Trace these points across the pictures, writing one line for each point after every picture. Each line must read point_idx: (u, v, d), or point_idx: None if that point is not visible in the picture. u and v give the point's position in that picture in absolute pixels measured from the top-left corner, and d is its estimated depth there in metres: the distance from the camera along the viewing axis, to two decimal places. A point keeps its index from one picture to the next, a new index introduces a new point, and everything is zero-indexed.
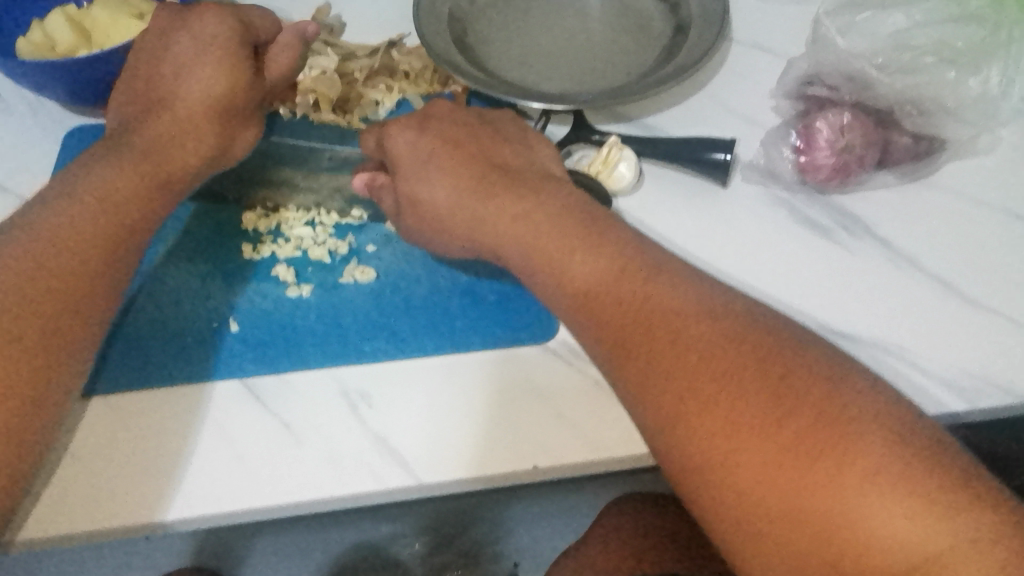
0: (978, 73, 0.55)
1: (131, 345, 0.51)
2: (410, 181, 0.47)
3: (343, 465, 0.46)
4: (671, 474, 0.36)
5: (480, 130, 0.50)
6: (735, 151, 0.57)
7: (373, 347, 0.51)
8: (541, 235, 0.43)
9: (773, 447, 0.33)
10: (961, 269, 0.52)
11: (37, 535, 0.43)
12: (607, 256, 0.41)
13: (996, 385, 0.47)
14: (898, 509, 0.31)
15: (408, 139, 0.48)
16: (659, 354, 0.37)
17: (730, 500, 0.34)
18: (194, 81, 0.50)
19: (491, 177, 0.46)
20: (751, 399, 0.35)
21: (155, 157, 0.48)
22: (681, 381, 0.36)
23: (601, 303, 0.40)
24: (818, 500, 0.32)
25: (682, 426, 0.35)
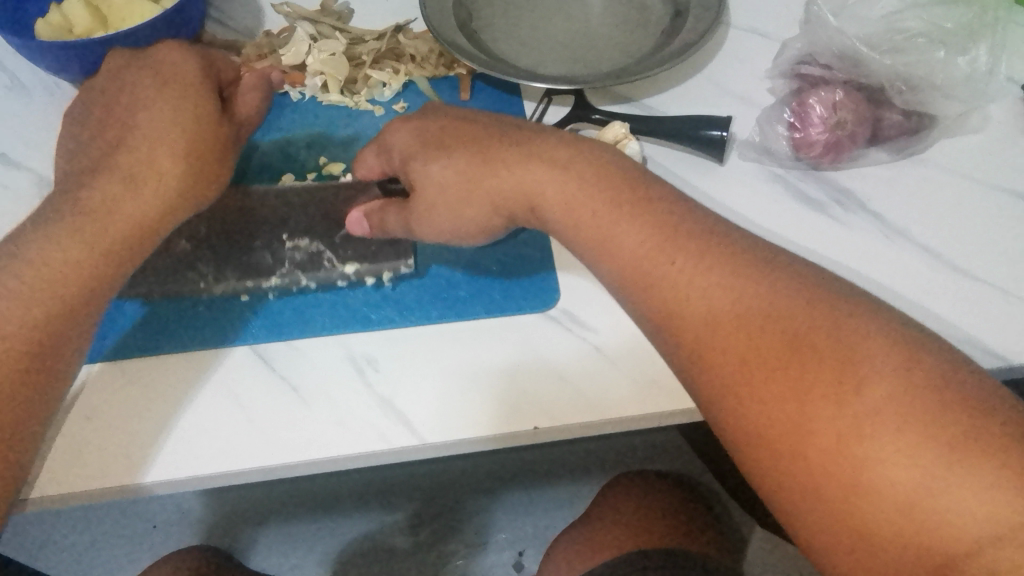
0: (965, 53, 0.58)
1: (145, 313, 0.52)
2: (419, 164, 0.47)
3: (351, 425, 0.48)
4: (735, 444, 0.36)
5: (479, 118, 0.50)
6: (730, 130, 0.59)
7: (380, 315, 0.53)
8: (575, 187, 0.43)
9: (844, 413, 0.33)
10: (949, 241, 0.53)
11: (55, 490, 0.45)
12: (636, 218, 0.41)
13: (986, 349, 0.48)
14: (979, 469, 0.30)
15: (407, 138, 0.49)
16: (716, 317, 0.37)
17: (796, 468, 0.33)
18: (154, 114, 0.49)
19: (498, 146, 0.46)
20: (810, 360, 0.34)
21: (113, 207, 0.46)
22: (744, 346, 0.36)
23: (644, 270, 0.39)
24: (896, 469, 0.31)
25: (745, 391, 0.35)
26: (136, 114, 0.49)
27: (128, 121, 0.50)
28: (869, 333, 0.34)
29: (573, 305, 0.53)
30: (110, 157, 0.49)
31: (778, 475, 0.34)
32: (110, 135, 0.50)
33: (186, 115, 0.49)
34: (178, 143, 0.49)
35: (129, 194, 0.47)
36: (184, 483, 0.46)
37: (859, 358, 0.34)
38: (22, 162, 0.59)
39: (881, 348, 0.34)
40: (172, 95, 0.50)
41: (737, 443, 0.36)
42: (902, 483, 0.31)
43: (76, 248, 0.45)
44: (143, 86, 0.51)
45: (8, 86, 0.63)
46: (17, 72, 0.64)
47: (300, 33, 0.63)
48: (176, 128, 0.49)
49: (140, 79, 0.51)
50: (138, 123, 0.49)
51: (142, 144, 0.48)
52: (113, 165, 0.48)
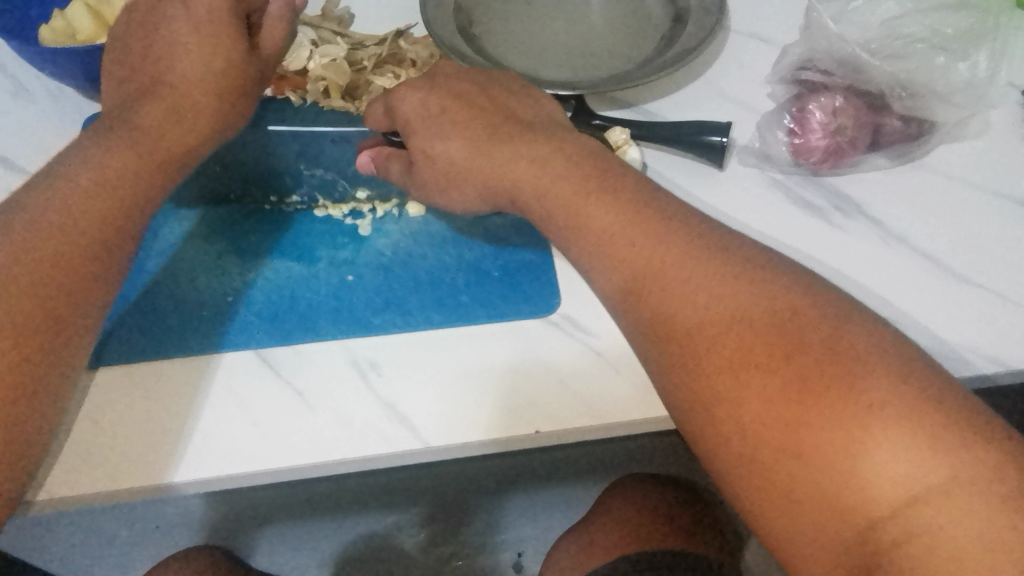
0: (966, 58, 0.58)
1: (151, 318, 0.53)
2: (426, 136, 0.47)
3: (352, 427, 0.48)
4: (681, 410, 0.38)
5: (488, 86, 0.50)
6: (730, 135, 0.59)
7: (382, 319, 0.53)
8: (558, 178, 0.44)
9: (778, 381, 0.35)
10: (948, 247, 0.54)
11: (64, 494, 0.45)
12: (629, 215, 0.41)
13: (984, 355, 0.49)
14: (904, 439, 0.32)
15: (418, 100, 0.48)
16: (669, 290, 0.38)
17: (733, 431, 0.35)
18: (188, 60, 0.48)
19: (507, 128, 0.47)
20: (753, 332, 0.36)
21: (154, 139, 0.47)
22: (693, 319, 0.37)
23: (613, 246, 0.40)
24: (823, 435, 0.33)
25: (690, 358, 0.37)
26: (169, 51, 0.48)
27: (159, 59, 0.48)
28: (850, 334, 0.35)
29: (573, 311, 0.53)
30: (144, 94, 0.48)
31: (717, 440, 0.36)
32: (139, 76, 0.49)
33: (221, 67, 0.49)
34: (212, 91, 0.49)
35: (171, 130, 0.48)
36: (185, 486, 0.47)
37: (837, 351, 0.35)
38: (26, 166, 0.59)
39: (859, 346, 0.35)
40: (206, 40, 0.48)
41: (682, 409, 0.38)
42: (864, 470, 0.32)
43: (114, 172, 0.45)
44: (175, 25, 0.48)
45: (13, 92, 0.64)
46: (23, 79, 0.64)
47: (300, 38, 0.62)
48: (209, 78, 0.48)
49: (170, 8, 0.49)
50: (171, 64, 0.48)
51: (179, 86, 0.48)
52: (149, 101, 0.48)
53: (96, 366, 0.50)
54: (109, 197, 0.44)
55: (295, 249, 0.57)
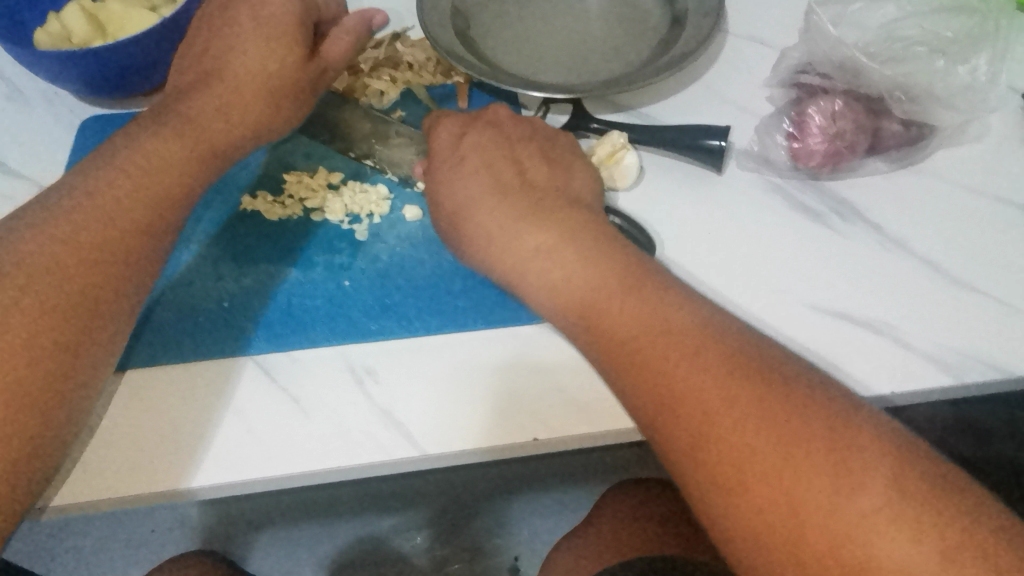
0: (966, 62, 0.58)
1: (147, 323, 0.52)
2: (444, 180, 0.52)
3: (349, 436, 0.48)
4: (685, 478, 0.38)
5: (526, 144, 0.53)
6: (729, 139, 0.59)
7: (379, 325, 0.53)
8: (571, 263, 0.45)
9: (785, 452, 0.35)
10: (948, 252, 0.53)
11: (58, 502, 0.45)
12: (632, 299, 0.42)
13: (984, 361, 0.48)
14: (906, 511, 0.33)
15: (449, 172, 0.52)
16: (674, 360, 0.39)
17: (739, 501, 0.35)
18: (251, 57, 0.54)
19: (524, 195, 0.50)
20: (760, 404, 0.37)
21: (198, 131, 0.52)
22: (699, 387, 0.38)
23: (617, 314, 0.42)
24: (831, 505, 0.33)
25: (695, 425, 0.37)
26: (235, 48, 0.54)
27: (225, 55, 0.54)
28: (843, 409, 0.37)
29: None
30: (202, 85, 0.54)
31: (723, 510, 0.36)
32: (203, 65, 0.55)
33: (280, 65, 0.55)
34: (264, 89, 0.54)
35: (217, 121, 0.53)
36: (182, 495, 0.46)
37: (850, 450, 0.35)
38: (20, 170, 0.59)
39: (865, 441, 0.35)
40: (272, 41, 0.55)
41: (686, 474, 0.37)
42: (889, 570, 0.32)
43: (158, 157, 0.49)
44: (242, 28, 0.55)
45: (8, 95, 0.63)
46: (17, 82, 0.64)
47: None
48: (266, 74, 0.54)
49: (238, 15, 0.55)
50: (233, 59, 0.54)
51: (235, 82, 0.54)
52: (207, 92, 0.53)
53: (123, 370, 0.50)
54: (155, 183, 0.48)
55: (292, 254, 0.57)
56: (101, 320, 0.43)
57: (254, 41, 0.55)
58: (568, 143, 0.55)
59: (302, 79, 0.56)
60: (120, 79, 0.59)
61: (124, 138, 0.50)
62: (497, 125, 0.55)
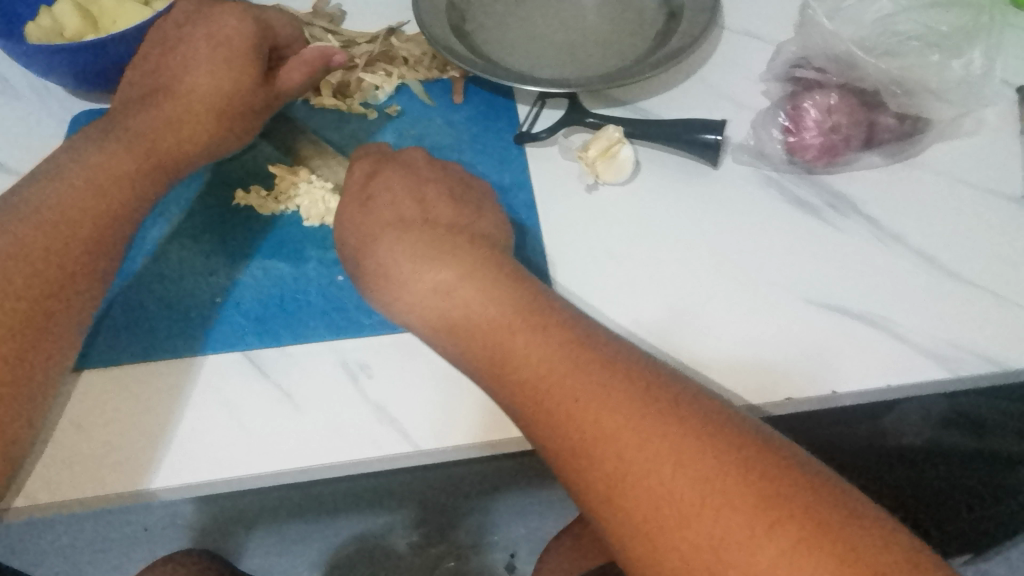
0: (961, 56, 0.58)
1: (138, 319, 0.52)
2: (354, 224, 0.50)
3: (341, 432, 0.48)
4: (590, 496, 0.36)
5: (446, 179, 0.52)
6: (724, 133, 0.59)
7: (373, 320, 0.52)
8: (484, 303, 0.44)
9: (692, 474, 0.34)
10: (943, 246, 0.53)
11: (49, 499, 0.45)
12: (538, 335, 0.41)
13: (979, 354, 0.48)
14: (809, 555, 0.31)
15: (358, 221, 0.50)
16: (586, 375, 0.39)
17: (639, 522, 0.34)
18: (203, 76, 0.54)
19: (440, 231, 0.48)
20: (673, 427, 0.36)
21: (148, 151, 0.52)
22: (606, 403, 0.37)
23: (530, 327, 0.42)
24: (731, 538, 0.32)
25: (603, 442, 0.36)
26: (189, 66, 0.54)
27: (180, 70, 0.55)
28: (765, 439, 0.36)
29: None
30: (156, 101, 0.54)
31: (624, 529, 0.35)
32: (157, 78, 0.55)
33: (232, 87, 0.55)
34: (212, 110, 0.54)
35: (166, 138, 0.53)
36: (171, 492, 0.46)
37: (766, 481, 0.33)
38: (10, 165, 0.58)
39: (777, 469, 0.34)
40: (222, 63, 0.54)
41: (590, 493, 0.36)
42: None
43: (105, 173, 0.50)
44: (197, 45, 0.55)
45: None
46: (8, 76, 0.63)
47: None
48: (216, 97, 0.54)
49: (195, 29, 0.55)
50: (186, 78, 0.54)
51: (185, 100, 0.54)
52: (158, 109, 0.54)
53: (80, 368, 0.50)
54: (97, 203, 0.49)
55: (284, 249, 0.56)
56: (51, 334, 0.45)
57: (208, 60, 0.54)
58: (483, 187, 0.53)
59: (251, 103, 0.56)
60: (112, 73, 0.58)
61: (77, 148, 0.52)
62: (416, 159, 0.53)
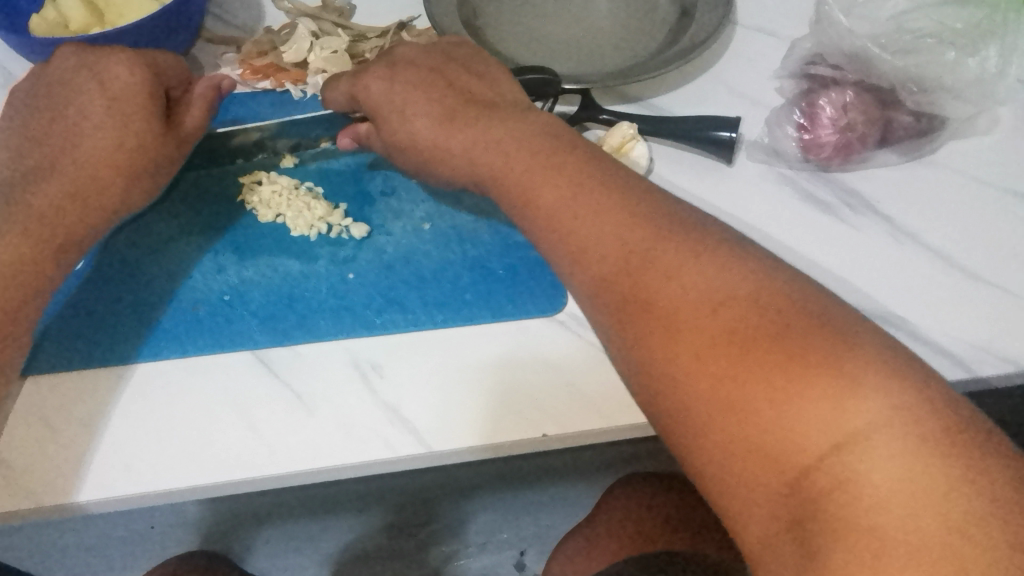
0: (976, 53, 0.57)
1: (144, 318, 0.51)
2: (393, 124, 0.48)
3: (353, 432, 0.47)
4: (664, 415, 0.35)
5: (446, 67, 0.50)
6: (739, 131, 0.58)
7: (384, 319, 0.52)
8: (556, 184, 0.41)
9: (774, 382, 0.32)
10: (960, 245, 0.53)
11: (55, 502, 0.44)
12: (610, 211, 0.39)
13: (998, 354, 0.48)
14: (904, 455, 0.30)
15: (382, 87, 0.48)
16: (653, 288, 0.36)
17: (722, 439, 0.33)
18: (98, 130, 0.48)
19: (466, 109, 0.47)
20: (750, 334, 0.34)
21: (47, 224, 0.46)
22: (679, 316, 0.35)
23: (597, 242, 0.39)
24: (826, 451, 0.31)
25: (674, 362, 0.35)
26: (82, 122, 0.48)
27: (69, 129, 0.48)
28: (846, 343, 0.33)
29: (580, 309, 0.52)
30: (45, 170, 0.47)
31: (702, 448, 0.33)
32: (41, 142, 0.48)
33: (133, 137, 0.49)
34: (119, 166, 0.48)
35: (65, 210, 0.47)
36: (180, 494, 0.45)
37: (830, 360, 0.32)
38: None
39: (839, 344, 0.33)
40: (118, 113, 0.48)
41: (665, 409, 0.35)
42: (867, 484, 0.30)
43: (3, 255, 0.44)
44: (85, 96, 0.49)
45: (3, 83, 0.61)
46: (11, 69, 0.62)
47: (301, 29, 0.62)
48: (121, 150, 0.48)
49: (83, 80, 0.49)
50: (80, 135, 0.48)
51: (83, 161, 0.48)
52: (49, 179, 0.47)
53: (55, 372, 0.49)
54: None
55: (293, 247, 0.55)
56: None
57: (101, 115, 0.48)
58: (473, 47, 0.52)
59: (161, 154, 0.50)
60: None
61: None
62: (414, 52, 0.51)
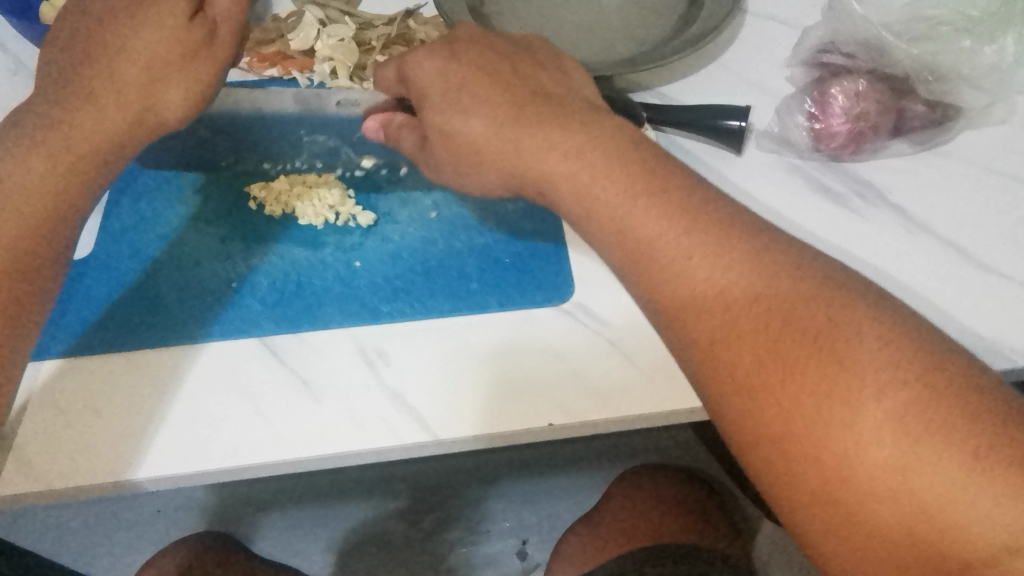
0: (992, 42, 0.56)
1: (152, 304, 0.51)
2: (443, 113, 0.44)
3: (360, 420, 0.47)
4: (739, 444, 0.35)
5: (515, 57, 0.48)
6: (749, 120, 0.57)
7: (390, 307, 0.52)
8: (596, 176, 0.41)
9: (853, 418, 0.32)
10: (973, 237, 0.52)
11: (63, 485, 0.44)
12: (678, 220, 0.38)
13: (1009, 348, 0.47)
14: (997, 490, 0.29)
15: (437, 67, 0.45)
16: (727, 315, 0.36)
17: (804, 472, 0.33)
18: (131, 37, 0.44)
19: (535, 105, 0.44)
20: (832, 367, 0.33)
21: (64, 134, 0.42)
22: (754, 344, 0.35)
23: (658, 252, 0.38)
24: (911, 488, 0.30)
25: (753, 390, 0.34)
26: (113, 24, 0.44)
27: (101, 35, 0.44)
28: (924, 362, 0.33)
29: (586, 298, 0.52)
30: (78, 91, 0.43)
31: (783, 479, 0.33)
32: (73, 53, 0.44)
33: (159, 37, 0.44)
34: (143, 68, 0.44)
35: (87, 119, 0.43)
36: (185, 479, 0.45)
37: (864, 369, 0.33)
38: None
39: (882, 351, 0.33)
40: (152, 13, 0.44)
41: (742, 440, 0.35)
42: (959, 517, 0.30)
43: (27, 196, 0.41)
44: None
45: (10, 68, 0.62)
46: (19, 55, 0.63)
47: (308, 17, 0.62)
48: (148, 51, 0.43)
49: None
50: (111, 38, 0.44)
51: (114, 67, 0.43)
52: (82, 103, 0.43)
53: (63, 356, 0.49)
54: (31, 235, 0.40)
55: (300, 235, 0.56)
56: None
57: (133, 14, 0.44)
58: (541, 42, 0.50)
59: (193, 45, 0.44)
60: None
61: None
62: (477, 33, 0.49)
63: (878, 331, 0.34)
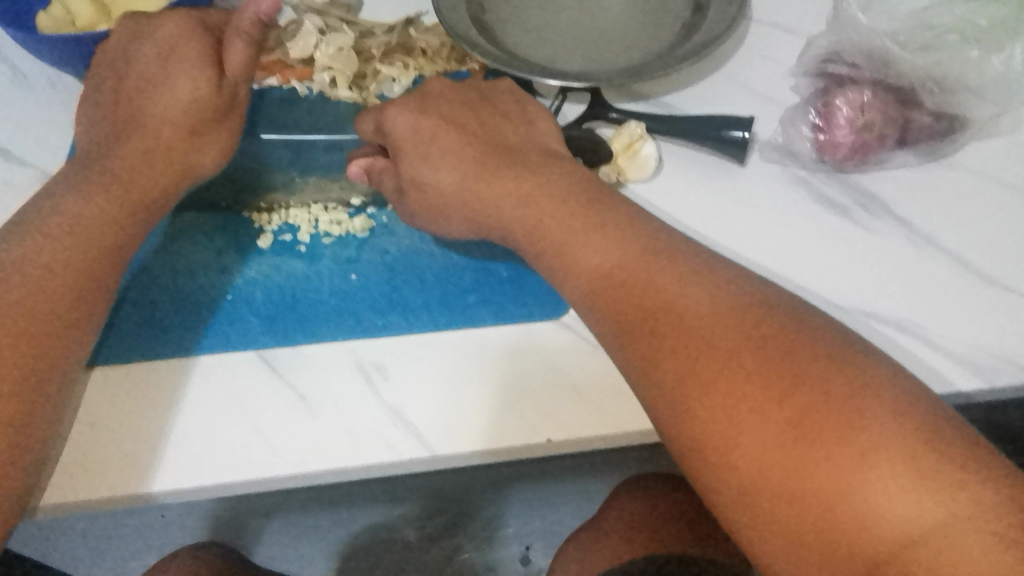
0: (1001, 52, 0.55)
1: (147, 315, 0.51)
2: (413, 164, 0.47)
3: (353, 434, 0.47)
4: (686, 442, 0.36)
5: (479, 106, 0.50)
6: (752, 130, 0.57)
7: (386, 321, 0.51)
8: (552, 212, 0.43)
9: (804, 435, 0.33)
10: (980, 251, 0.51)
11: (62, 499, 0.44)
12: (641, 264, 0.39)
13: (1015, 364, 0.47)
14: (964, 522, 0.31)
15: (408, 121, 0.48)
16: (685, 337, 0.36)
17: (747, 473, 0.34)
18: (163, 91, 0.51)
19: (494, 157, 0.47)
20: (793, 391, 0.34)
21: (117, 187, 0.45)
22: (706, 360, 0.35)
23: (619, 287, 0.39)
24: (866, 511, 0.31)
25: (699, 400, 0.35)
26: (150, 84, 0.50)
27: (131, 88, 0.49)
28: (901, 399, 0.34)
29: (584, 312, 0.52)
30: (119, 132, 0.50)
31: (728, 480, 0.34)
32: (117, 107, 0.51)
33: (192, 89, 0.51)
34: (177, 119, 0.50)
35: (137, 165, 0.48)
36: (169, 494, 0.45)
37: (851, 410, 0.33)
38: (21, 156, 0.57)
39: (853, 388, 0.34)
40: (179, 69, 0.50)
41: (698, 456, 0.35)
42: (911, 536, 0.31)
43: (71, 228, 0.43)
44: None
45: (11, 78, 0.61)
46: (18, 63, 0.62)
47: (307, 25, 0.59)
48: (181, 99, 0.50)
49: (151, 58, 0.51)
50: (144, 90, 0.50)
51: None
52: (122, 141, 0.50)
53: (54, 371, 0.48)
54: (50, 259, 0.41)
55: (296, 249, 0.56)
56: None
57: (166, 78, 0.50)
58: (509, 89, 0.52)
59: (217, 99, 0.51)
60: None
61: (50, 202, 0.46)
62: (448, 86, 0.51)
63: (858, 370, 0.34)
